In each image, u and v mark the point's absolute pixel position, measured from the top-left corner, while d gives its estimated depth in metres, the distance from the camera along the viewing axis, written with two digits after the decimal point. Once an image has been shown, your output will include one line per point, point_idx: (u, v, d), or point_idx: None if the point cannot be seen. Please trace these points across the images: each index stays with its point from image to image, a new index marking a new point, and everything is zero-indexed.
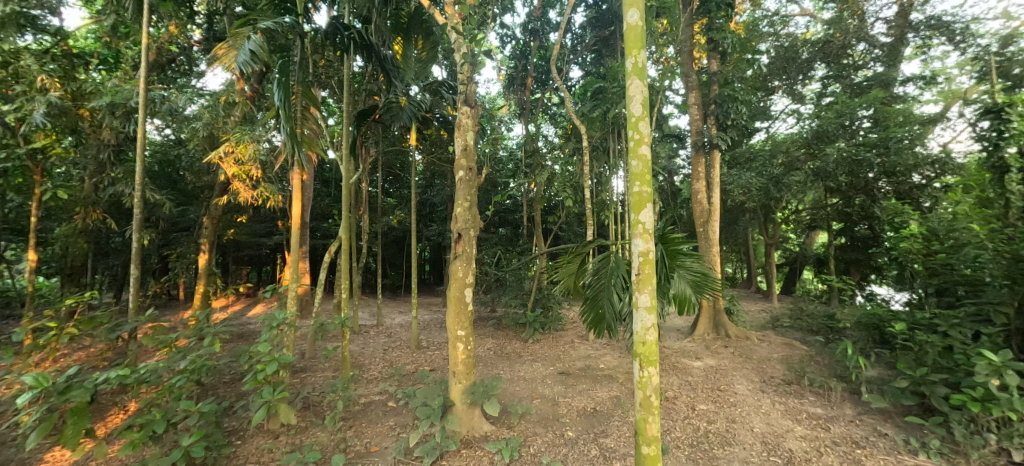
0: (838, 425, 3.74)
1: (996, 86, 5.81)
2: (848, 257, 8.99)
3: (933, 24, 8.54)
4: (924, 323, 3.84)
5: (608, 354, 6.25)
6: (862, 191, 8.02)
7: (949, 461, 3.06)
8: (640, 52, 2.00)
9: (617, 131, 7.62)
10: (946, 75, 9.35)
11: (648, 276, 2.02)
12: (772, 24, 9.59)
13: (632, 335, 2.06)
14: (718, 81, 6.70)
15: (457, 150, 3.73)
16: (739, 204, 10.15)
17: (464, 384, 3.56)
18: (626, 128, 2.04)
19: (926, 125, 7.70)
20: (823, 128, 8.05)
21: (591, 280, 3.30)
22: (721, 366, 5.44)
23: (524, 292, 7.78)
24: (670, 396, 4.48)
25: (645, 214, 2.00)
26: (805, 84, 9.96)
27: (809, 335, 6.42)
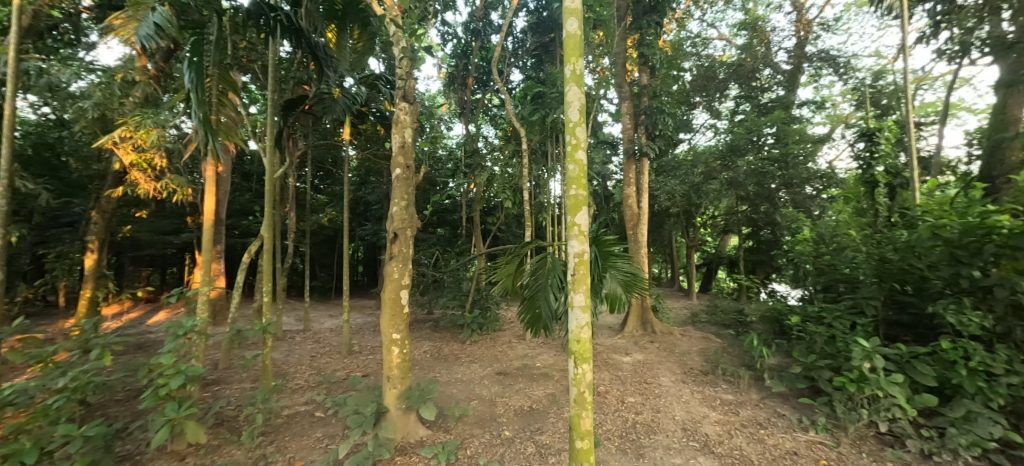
0: (745, 408, 4.16)
1: (869, 114, 6.85)
2: (755, 258, 10.04)
3: (823, 57, 9.87)
4: (814, 316, 4.38)
5: (544, 352, 6.39)
6: (766, 200, 8.89)
7: (833, 435, 3.53)
8: (578, 60, 2.07)
9: (555, 136, 7.80)
10: (833, 101, 10.82)
11: (583, 276, 2.09)
12: (694, 45, 10.47)
13: (567, 333, 2.12)
14: (648, 93, 7.16)
15: (394, 147, 3.59)
16: (665, 209, 10.92)
17: (399, 389, 3.44)
18: (564, 132, 2.11)
19: (816, 144, 8.87)
20: (736, 142, 8.95)
21: (529, 281, 3.36)
22: (648, 360, 5.81)
23: (463, 293, 7.70)
24: (602, 391, 4.68)
25: (581, 217, 2.07)
26: (721, 102, 10.98)
27: (722, 329, 7.07)
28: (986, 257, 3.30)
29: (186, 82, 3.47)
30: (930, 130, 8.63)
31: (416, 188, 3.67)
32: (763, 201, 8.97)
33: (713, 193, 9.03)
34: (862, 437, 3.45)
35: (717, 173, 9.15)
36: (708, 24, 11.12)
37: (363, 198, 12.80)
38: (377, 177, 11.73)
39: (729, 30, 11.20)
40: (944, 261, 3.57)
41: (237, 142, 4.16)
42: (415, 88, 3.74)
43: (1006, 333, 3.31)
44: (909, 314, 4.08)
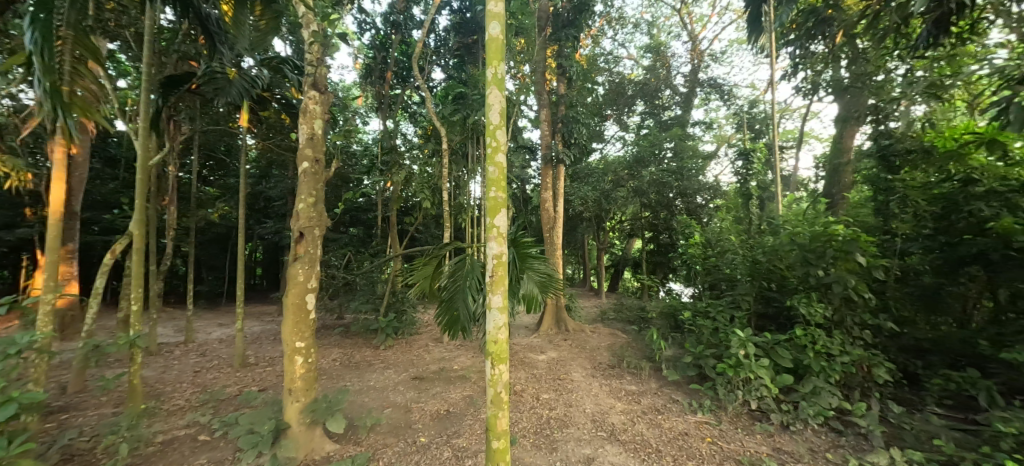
0: (646, 397, 4.55)
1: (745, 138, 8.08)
2: (655, 260, 11.04)
3: (712, 84, 11.27)
4: (702, 310, 4.94)
5: (462, 354, 6.35)
6: (664, 207, 9.87)
7: (717, 415, 4.02)
8: (500, 64, 2.10)
9: (476, 137, 7.69)
10: (718, 123, 12.40)
11: (501, 277, 2.13)
12: (607, 62, 11.24)
13: (485, 335, 2.13)
14: (564, 103, 7.51)
15: (300, 138, 3.29)
16: (578, 213, 11.50)
17: (302, 402, 3.16)
18: (484, 134, 2.13)
19: (705, 160, 10.10)
20: (641, 154, 9.91)
21: (447, 283, 3.31)
22: (561, 357, 6.08)
23: (377, 297, 7.31)
24: (518, 390, 4.78)
25: (500, 219, 2.11)
26: (629, 116, 11.93)
27: (627, 325, 7.67)
28: (828, 259, 4.02)
29: (26, 42, 2.82)
30: (789, 153, 10.34)
31: (326, 184, 3.42)
32: (663, 208, 9.92)
33: (621, 200, 9.76)
34: (738, 414, 3.98)
35: (625, 181, 9.92)
36: (618, 43, 12.03)
37: (264, 193, 11.56)
38: (281, 170, 10.67)
39: (637, 51, 12.25)
40: (798, 262, 4.29)
41: (98, 121, 3.48)
42: (326, 76, 3.47)
43: (839, 321, 4.06)
44: (773, 307, 4.74)
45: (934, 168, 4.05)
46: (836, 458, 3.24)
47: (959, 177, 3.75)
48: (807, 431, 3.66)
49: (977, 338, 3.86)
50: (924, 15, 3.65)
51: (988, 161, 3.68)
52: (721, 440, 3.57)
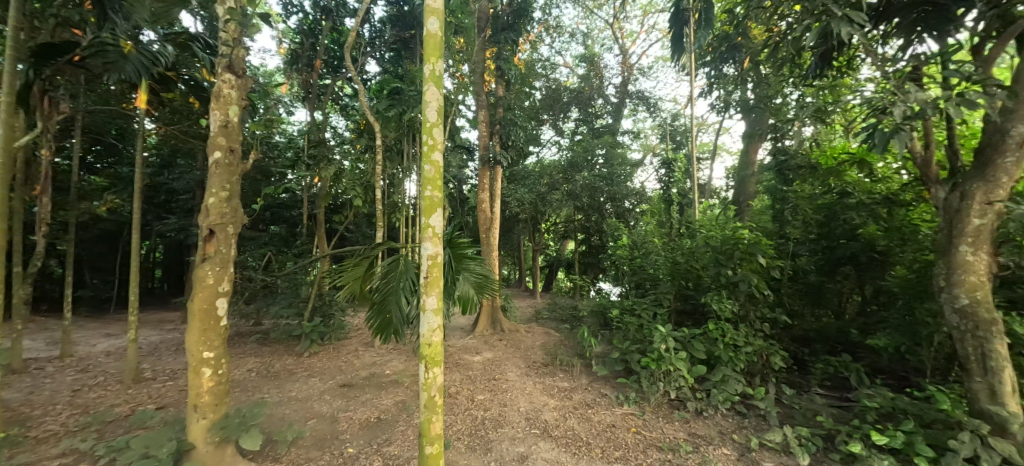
0: (577, 393, 4.72)
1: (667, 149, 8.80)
2: (587, 261, 11.54)
3: (639, 97, 12.07)
4: (628, 308, 5.22)
5: (394, 359, 6.12)
6: (596, 210, 10.37)
7: (641, 406, 4.28)
8: (437, 61, 2.15)
9: (412, 134, 7.47)
10: (645, 133, 13.30)
11: (436, 278, 2.16)
12: (544, 68, 11.54)
13: (419, 338, 2.15)
14: (502, 105, 7.57)
15: (211, 125, 2.96)
16: (514, 215, 11.64)
17: (210, 419, 2.84)
18: (421, 131, 2.14)
19: (633, 167, 10.78)
20: (575, 159, 10.33)
21: (379, 285, 3.18)
22: (496, 357, 6.11)
23: (300, 300, 6.81)
24: (453, 392, 4.72)
25: (435, 218, 2.15)
26: (564, 122, 12.35)
27: (560, 324, 7.89)
28: (735, 260, 4.48)
29: None
30: (704, 164, 11.39)
31: (242, 177, 3.12)
32: (594, 212, 10.41)
33: (556, 203, 10.07)
34: (659, 404, 4.28)
35: (560, 185, 10.25)
36: (555, 51, 12.44)
37: (166, 184, 10.25)
38: (188, 160, 9.53)
39: (572, 60, 12.74)
40: (711, 263, 4.71)
41: None
42: (244, 58, 3.17)
43: (744, 315, 4.52)
44: (691, 303, 5.12)
45: (818, 182, 4.65)
46: (742, 438, 3.61)
47: (837, 191, 4.37)
48: (717, 416, 4.04)
49: (850, 327, 4.50)
50: (813, 49, 4.20)
51: (859, 178, 4.26)
52: (644, 429, 3.82)
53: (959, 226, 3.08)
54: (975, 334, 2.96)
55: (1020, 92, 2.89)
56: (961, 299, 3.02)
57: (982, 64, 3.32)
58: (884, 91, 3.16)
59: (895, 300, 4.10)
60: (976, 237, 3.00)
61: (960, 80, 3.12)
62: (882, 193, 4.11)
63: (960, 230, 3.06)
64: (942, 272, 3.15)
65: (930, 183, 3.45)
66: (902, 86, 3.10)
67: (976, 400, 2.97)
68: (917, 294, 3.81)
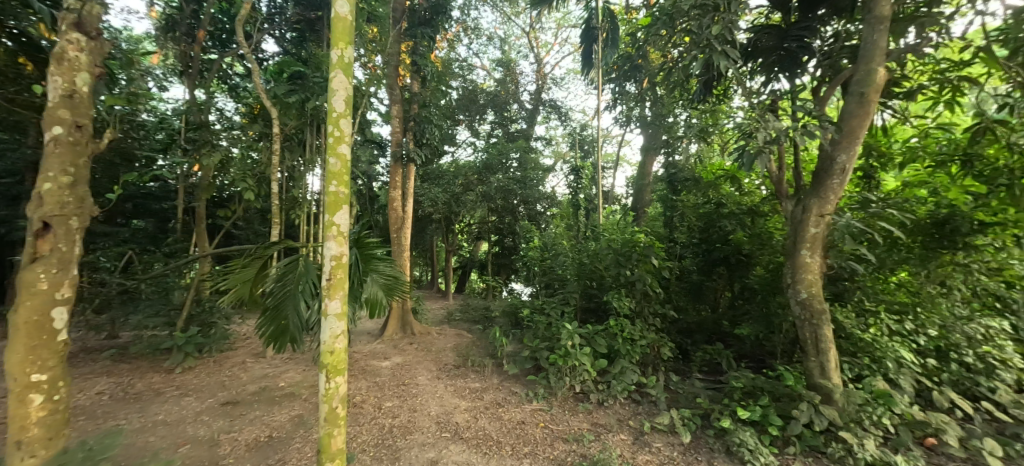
0: (487, 392, 4.76)
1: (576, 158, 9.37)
2: (500, 262, 11.72)
3: (552, 105, 12.71)
4: (538, 307, 5.42)
5: (291, 370, 5.58)
6: (509, 212, 10.60)
7: (548, 401, 4.47)
8: (346, 47, 2.40)
9: (316, 124, 6.90)
10: (556, 140, 14.02)
11: (337, 282, 2.37)
12: (462, 68, 11.50)
13: (321, 345, 2.36)
14: (417, 102, 7.38)
15: (47, 94, 2.41)
16: (427, 215, 11.36)
17: (41, 457, 2.29)
18: (328, 122, 2.39)
19: (545, 172, 11.27)
20: (490, 161, 10.46)
21: (271, 289, 2.86)
22: (406, 361, 5.90)
23: (172, 306, 5.85)
24: (357, 401, 4.44)
25: (339, 216, 2.37)
26: (480, 123, 12.45)
27: (472, 325, 7.91)
28: (633, 261, 4.91)
29: None
30: (608, 173, 12.40)
31: (91, 159, 2.61)
32: (508, 214, 10.70)
33: (470, 204, 10.11)
34: (565, 398, 4.50)
35: (474, 186, 10.32)
36: (472, 52, 12.49)
37: None
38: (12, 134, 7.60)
39: (489, 63, 12.94)
40: (612, 264, 5.10)
41: None
42: (99, 17, 2.64)
43: (640, 311, 4.97)
44: (593, 301, 5.45)
45: (700, 194, 5.31)
46: (636, 423, 3.96)
47: (714, 201, 5.10)
48: (616, 405, 4.35)
49: (722, 320, 5.20)
50: (698, 77, 4.78)
51: (731, 191, 5.00)
52: (551, 423, 3.99)
53: (801, 234, 3.74)
54: (811, 321, 3.63)
55: (842, 128, 3.63)
56: (802, 294, 3.68)
57: (818, 102, 4.09)
58: (751, 118, 3.69)
59: (755, 296, 4.84)
60: (812, 243, 3.67)
61: (804, 114, 3.77)
62: (748, 205, 4.84)
63: (802, 237, 3.72)
64: (790, 271, 3.80)
65: (781, 198, 4.14)
66: (763, 115, 3.67)
67: (811, 376, 3.63)
68: (771, 290, 4.55)
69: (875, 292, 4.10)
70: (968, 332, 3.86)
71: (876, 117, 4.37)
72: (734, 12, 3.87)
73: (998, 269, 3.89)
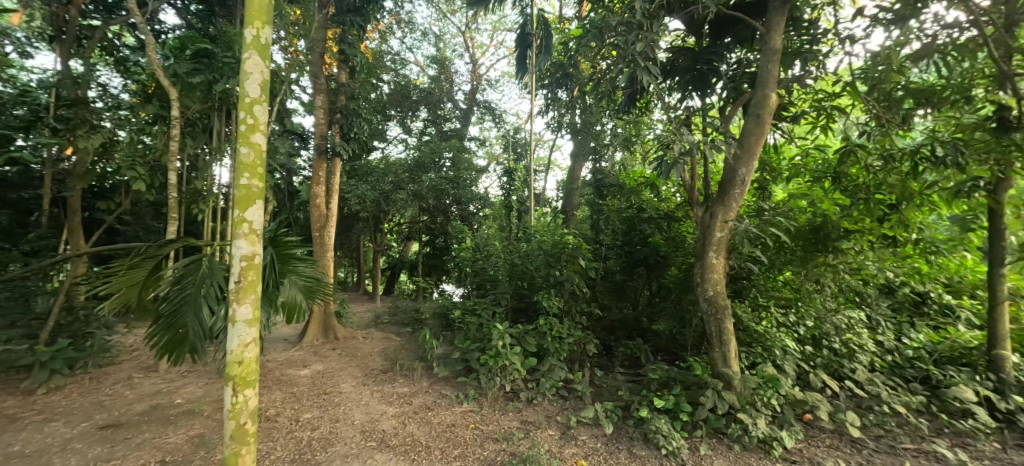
0: (416, 397, 4.63)
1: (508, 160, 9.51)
2: (431, 263, 11.48)
3: (486, 107, 12.80)
4: (470, 308, 5.40)
5: (190, 384, 4.96)
6: (441, 212, 10.44)
7: (479, 401, 4.46)
8: (262, 28, 2.28)
9: (227, 109, 6.24)
10: (489, 142, 14.13)
11: (248, 285, 2.25)
12: (394, 62, 11.03)
13: (228, 355, 2.22)
14: (345, 93, 7.01)
15: None
16: (354, 213, 10.80)
17: None
18: (240, 109, 2.24)
19: (478, 173, 11.29)
20: (422, 160, 10.23)
21: (166, 294, 2.52)
22: (328, 369, 5.55)
23: (33, 315, 4.91)
24: (271, 415, 4.06)
25: (252, 212, 2.26)
26: (413, 120, 12.14)
27: (401, 328, 7.66)
28: (562, 262, 5.10)
29: None
30: (539, 176, 12.75)
31: None
32: (439, 214, 10.48)
33: (400, 202, 9.81)
34: (495, 397, 4.53)
35: (405, 184, 10.02)
36: (406, 47, 12.17)
37: None
38: None
39: (423, 59, 12.70)
40: (542, 265, 5.25)
41: None
42: None
43: (568, 310, 5.17)
44: (524, 301, 5.56)
45: (624, 199, 5.68)
46: (563, 418, 4.10)
47: (636, 206, 5.49)
48: (545, 401, 4.46)
49: (641, 316, 5.59)
50: (623, 89, 5.08)
51: (651, 197, 5.42)
52: (482, 424, 3.99)
53: (709, 237, 4.13)
54: (716, 316, 4.04)
55: (742, 144, 4.09)
56: (709, 291, 4.08)
57: (723, 120, 4.56)
58: (668, 130, 4.01)
59: (670, 293, 5.28)
60: (717, 246, 4.09)
61: (712, 130, 4.19)
62: (665, 210, 5.30)
63: (710, 240, 4.11)
64: (699, 271, 4.19)
65: (692, 204, 4.55)
66: (679, 128, 3.99)
67: (716, 365, 4.03)
68: (682, 288, 4.98)
69: (766, 289, 4.68)
70: (836, 322, 4.53)
71: (769, 136, 5.00)
72: (656, 32, 4.19)
73: (857, 269, 4.63)
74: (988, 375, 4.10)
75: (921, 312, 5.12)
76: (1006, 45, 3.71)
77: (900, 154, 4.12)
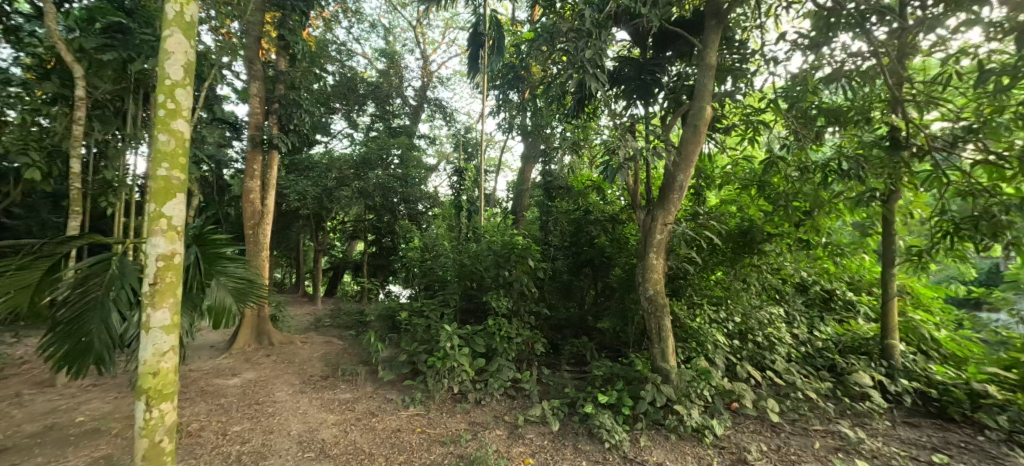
0: (359, 403, 4.44)
1: (459, 160, 9.43)
2: (377, 263, 11.09)
3: (436, 105, 12.61)
4: (417, 310, 5.28)
5: (95, 399, 4.40)
6: (388, 211, 10.12)
7: (426, 405, 4.38)
8: (186, 7, 2.12)
9: (145, 92, 5.62)
10: (440, 140, 13.93)
11: (166, 289, 2.06)
12: (339, 52, 10.48)
13: (141, 365, 2.01)
14: (284, 82, 6.59)
15: None
16: (293, 210, 10.18)
17: None
18: (159, 91, 2.04)
19: (428, 172, 11.07)
20: (368, 156, 9.85)
21: (64, 298, 2.21)
22: (261, 377, 5.17)
23: None
24: (193, 429, 3.70)
25: (171, 207, 2.07)
26: (359, 114, 11.67)
27: (343, 331, 7.32)
28: (512, 262, 5.13)
29: None
30: (490, 176, 12.75)
31: None
32: (386, 212, 10.17)
33: (344, 200, 9.42)
34: (443, 400, 4.46)
35: (350, 181, 9.63)
36: (352, 38, 11.68)
37: None
38: None
39: (371, 52, 12.27)
40: (492, 265, 5.24)
41: None
42: None
43: (516, 310, 5.21)
44: (474, 302, 5.54)
45: (572, 202, 5.84)
46: (511, 418, 4.12)
47: (584, 208, 5.66)
48: (493, 402, 4.46)
49: (586, 315, 5.76)
50: (573, 94, 5.22)
51: (597, 200, 5.60)
52: (428, 428, 3.91)
53: (650, 239, 4.34)
54: (656, 314, 4.26)
55: (681, 152, 4.34)
56: (650, 290, 4.29)
57: (665, 128, 4.82)
58: (614, 135, 4.16)
59: (614, 293, 5.49)
60: (658, 247, 4.31)
61: (655, 137, 4.42)
62: (609, 212, 5.51)
63: (651, 241, 4.33)
64: (641, 271, 4.39)
65: (636, 207, 4.75)
66: (624, 134, 4.14)
67: (656, 361, 4.25)
68: (625, 287, 5.20)
69: (700, 288, 5.00)
70: (760, 318, 4.95)
71: (703, 145, 5.37)
72: (604, 41, 4.33)
73: (777, 269, 5.10)
74: (881, 362, 4.68)
75: (830, 307, 5.72)
76: (897, 74, 4.27)
77: (814, 166, 4.57)
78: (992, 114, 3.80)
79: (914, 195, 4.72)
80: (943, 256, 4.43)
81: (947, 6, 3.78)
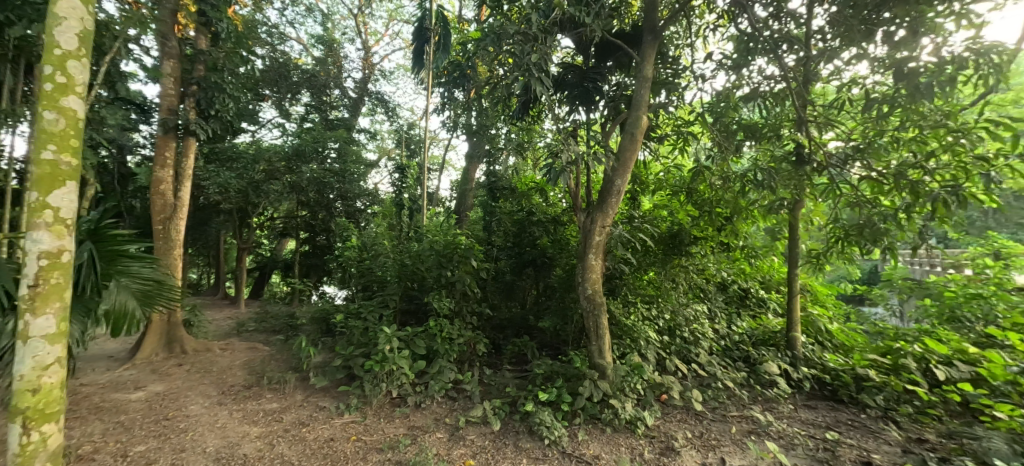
0: (287, 413, 4.15)
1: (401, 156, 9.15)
2: (309, 263, 10.43)
3: (377, 99, 12.14)
4: (354, 311, 5.06)
5: None
6: (324, 208, 9.57)
7: (363, 411, 4.19)
8: None
9: (28, 63, 4.83)
10: (381, 135, 13.42)
11: (49, 295, 1.93)
12: (271, 35, 9.75)
13: (17, 382, 1.88)
14: (205, 63, 6.01)
15: None
16: (213, 203, 9.28)
17: None
18: (45, 62, 1.90)
19: (368, 168, 10.63)
20: (302, 148, 9.25)
21: None
22: (171, 389, 4.66)
23: None
24: (84, 452, 3.23)
25: (57, 196, 1.93)
26: (292, 103, 10.92)
27: (270, 336, 6.80)
28: (454, 263, 5.07)
29: None
30: (433, 175, 12.50)
31: None
32: (321, 209, 9.60)
33: (274, 194, 8.83)
34: (380, 405, 4.29)
35: (281, 174, 9.06)
36: (285, 21, 10.91)
37: None
38: None
39: (307, 38, 11.55)
40: (433, 266, 5.14)
41: None
42: None
43: (458, 311, 5.16)
44: (414, 302, 5.41)
45: (515, 202, 5.90)
46: (453, 420, 4.07)
47: (526, 209, 5.75)
48: (433, 404, 4.38)
49: (527, 315, 5.86)
50: (518, 96, 5.29)
51: (540, 202, 5.72)
52: (365, 434, 3.75)
53: (589, 240, 4.50)
54: (594, 312, 4.43)
55: (620, 157, 4.56)
56: (588, 289, 4.46)
57: (605, 134, 5.04)
58: (558, 139, 4.26)
59: (554, 293, 5.64)
60: (596, 248, 4.48)
61: (596, 143, 4.61)
62: (551, 214, 5.65)
63: (590, 242, 4.49)
64: (580, 271, 4.55)
65: (576, 209, 4.91)
66: (567, 139, 4.26)
67: (593, 358, 4.41)
68: (565, 287, 5.36)
69: (634, 287, 5.28)
70: (687, 315, 5.33)
71: (639, 153, 5.67)
72: (549, 47, 4.44)
73: (702, 270, 5.53)
74: (786, 352, 5.24)
75: (745, 304, 6.30)
76: (802, 97, 4.82)
77: (734, 176, 4.99)
78: (874, 135, 4.47)
79: (814, 205, 5.36)
80: (835, 259, 5.08)
81: (842, 40, 4.34)
